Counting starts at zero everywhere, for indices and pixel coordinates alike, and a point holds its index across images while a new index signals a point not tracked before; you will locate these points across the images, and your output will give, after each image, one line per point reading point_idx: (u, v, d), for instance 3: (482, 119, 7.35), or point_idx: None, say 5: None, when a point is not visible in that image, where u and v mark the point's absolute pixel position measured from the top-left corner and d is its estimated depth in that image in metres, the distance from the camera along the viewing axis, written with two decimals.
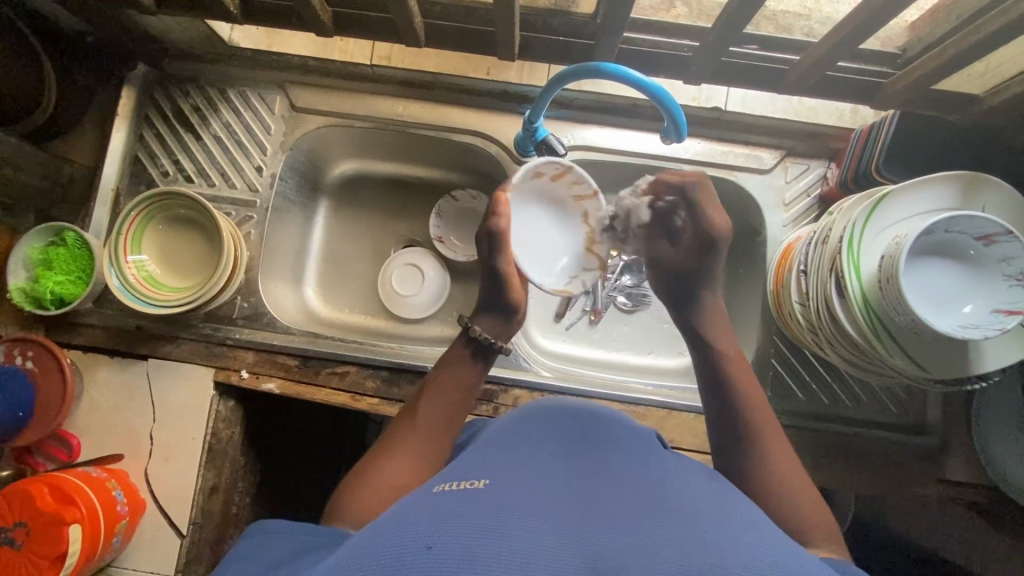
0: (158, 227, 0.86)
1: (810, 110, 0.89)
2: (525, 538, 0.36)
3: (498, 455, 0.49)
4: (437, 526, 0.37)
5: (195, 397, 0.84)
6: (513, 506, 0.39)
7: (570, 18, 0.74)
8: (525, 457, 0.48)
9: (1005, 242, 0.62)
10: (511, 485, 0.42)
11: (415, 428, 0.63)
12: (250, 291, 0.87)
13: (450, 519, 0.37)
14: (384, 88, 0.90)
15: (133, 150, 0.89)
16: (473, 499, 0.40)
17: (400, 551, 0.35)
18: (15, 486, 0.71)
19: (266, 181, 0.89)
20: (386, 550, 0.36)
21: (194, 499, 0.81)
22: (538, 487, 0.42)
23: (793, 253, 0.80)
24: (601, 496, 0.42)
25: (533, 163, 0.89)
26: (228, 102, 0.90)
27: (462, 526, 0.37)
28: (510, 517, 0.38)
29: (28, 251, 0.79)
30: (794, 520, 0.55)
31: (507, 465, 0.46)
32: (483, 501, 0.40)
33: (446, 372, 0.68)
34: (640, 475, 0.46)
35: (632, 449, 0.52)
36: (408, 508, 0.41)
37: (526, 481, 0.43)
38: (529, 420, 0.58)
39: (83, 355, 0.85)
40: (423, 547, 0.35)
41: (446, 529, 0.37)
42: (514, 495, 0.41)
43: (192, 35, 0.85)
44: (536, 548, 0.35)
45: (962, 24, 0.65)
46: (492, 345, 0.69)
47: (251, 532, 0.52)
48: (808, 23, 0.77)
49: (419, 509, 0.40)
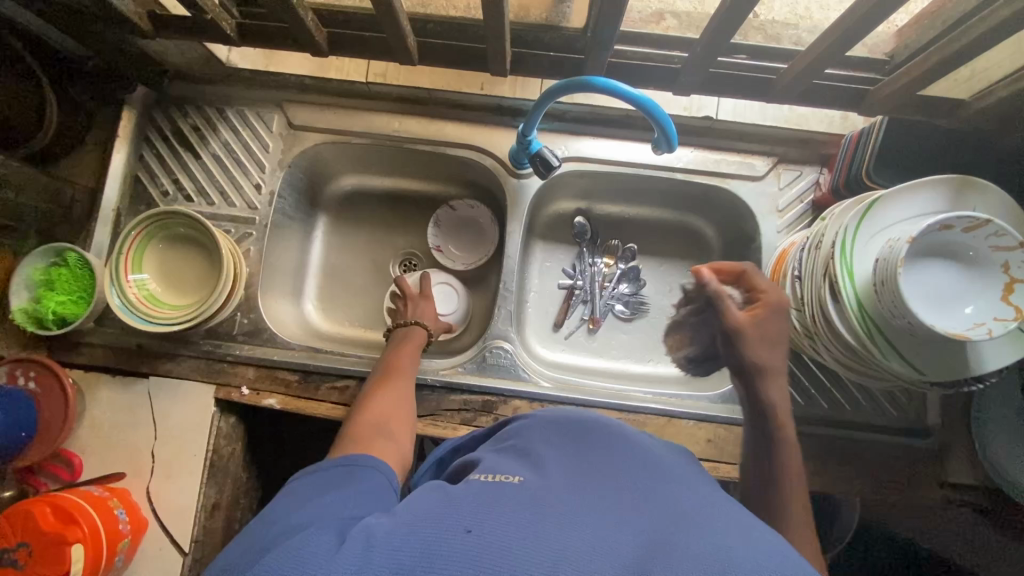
0: (158, 246, 0.86)
1: (800, 118, 0.91)
2: (557, 529, 0.38)
3: (522, 457, 0.51)
4: (477, 515, 0.39)
5: (197, 413, 0.84)
6: (543, 503, 0.41)
7: (561, 33, 0.76)
8: (547, 458, 0.50)
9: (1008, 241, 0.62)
10: (540, 484, 0.44)
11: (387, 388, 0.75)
12: (249, 307, 0.88)
13: (486, 509, 0.40)
14: (380, 104, 0.91)
15: (134, 169, 0.91)
16: (505, 495, 0.42)
17: (439, 534, 0.38)
18: (17, 507, 0.71)
19: (264, 199, 0.90)
20: (425, 533, 0.38)
21: (196, 516, 0.82)
22: (567, 486, 0.44)
23: (786, 260, 0.81)
24: (620, 494, 0.43)
25: (528, 175, 0.90)
26: (226, 121, 0.92)
27: (495, 515, 0.39)
28: (540, 512, 0.40)
29: (29, 273, 0.80)
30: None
31: (536, 466, 0.48)
32: (518, 497, 0.42)
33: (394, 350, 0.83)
34: (655, 478, 0.47)
35: (652, 453, 0.53)
36: (447, 496, 0.43)
37: (555, 482, 0.45)
38: (550, 426, 0.59)
39: (85, 374, 0.85)
40: (462, 530, 0.38)
41: (483, 516, 0.39)
42: (540, 493, 0.43)
43: (191, 57, 0.87)
44: (562, 538, 0.37)
45: (945, 32, 0.67)
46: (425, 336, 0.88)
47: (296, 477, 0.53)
48: (796, 32, 0.78)
49: (458, 496, 0.43)
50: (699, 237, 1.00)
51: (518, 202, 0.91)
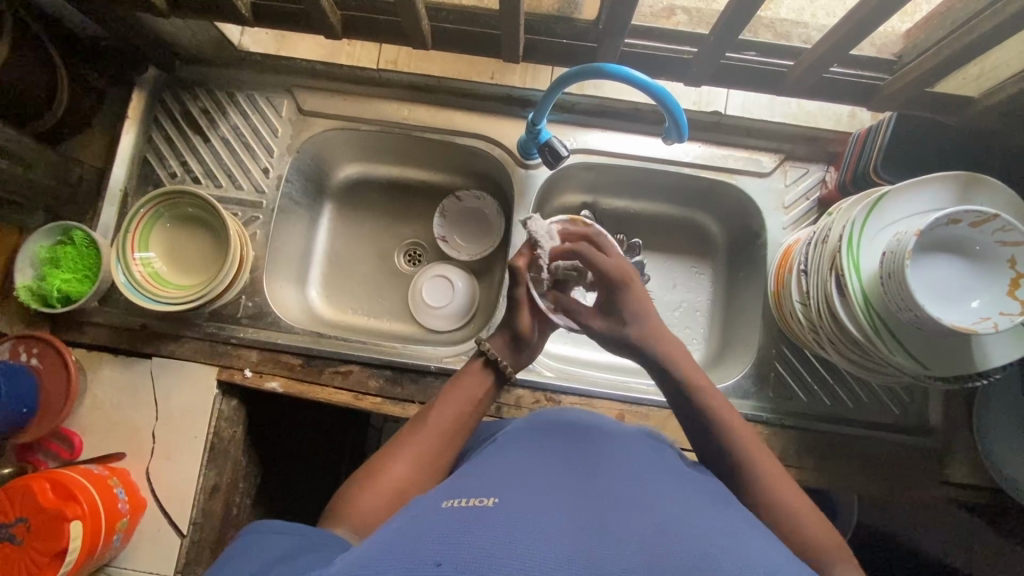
0: (165, 227, 0.86)
1: (808, 114, 0.90)
2: (538, 554, 0.38)
3: (502, 474, 0.51)
4: (449, 545, 0.39)
5: (199, 394, 0.84)
6: (521, 524, 0.41)
7: (573, 23, 0.76)
8: (527, 477, 0.50)
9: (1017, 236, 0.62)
10: (518, 505, 0.44)
11: (423, 434, 0.63)
12: (254, 291, 0.88)
13: (458, 536, 0.40)
14: (390, 92, 0.92)
15: (142, 151, 0.91)
16: (482, 518, 0.42)
17: (413, 565, 0.38)
18: (17, 481, 0.71)
19: (272, 183, 0.91)
20: (395, 563, 0.38)
21: (195, 498, 0.81)
22: (546, 508, 0.44)
23: (792, 255, 0.81)
24: (602, 510, 0.44)
25: (536, 166, 0.90)
26: (236, 105, 0.92)
27: (469, 543, 0.39)
28: (519, 535, 0.40)
29: (35, 250, 0.80)
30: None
31: (517, 483, 0.48)
32: (493, 519, 0.42)
33: (458, 385, 0.69)
34: (641, 491, 0.48)
35: (637, 466, 0.54)
36: (421, 523, 0.43)
37: (536, 498, 0.45)
38: (534, 437, 0.59)
39: (87, 353, 0.85)
40: (432, 563, 0.38)
41: (454, 546, 0.39)
42: (519, 514, 0.43)
43: (203, 40, 0.87)
44: (539, 565, 0.38)
45: (955, 28, 0.67)
46: (505, 368, 0.71)
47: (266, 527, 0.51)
48: (806, 30, 0.78)
49: (424, 524, 0.42)
50: (703, 233, 1.00)
51: (525, 192, 0.91)
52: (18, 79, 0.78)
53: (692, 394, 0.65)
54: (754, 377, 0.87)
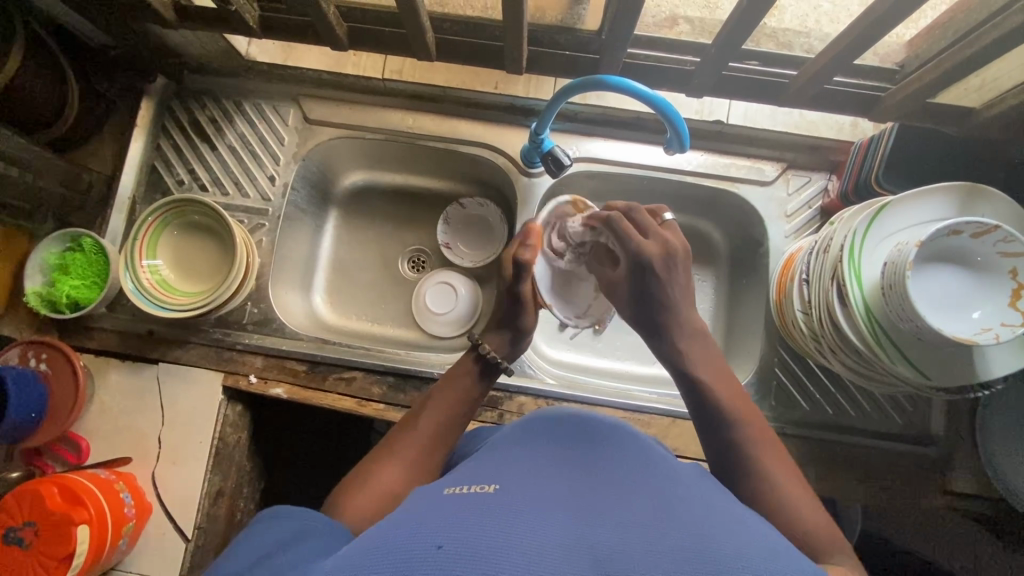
0: (173, 234, 0.87)
1: (810, 123, 0.91)
2: (536, 536, 0.39)
3: (505, 463, 0.52)
4: (449, 530, 0.40)
5: (204, 400, 0.85)
6: (520, 509, 0.42)
7: (576, 34, 0.77)
8: (531, 465, 0.51)
9: (1017, 247, 0.62)
10: (520, 490, 0.45)
11: (414, 434, 0.64)
12: (260, 297, 0.89)
13: (458, 522, 0.41)
14: (394, 101, 0.93)
15: (151, 159, 0.92)
16: (484, 505, 0.43)
17: (414, 551, 0.38)
18: (25, 486, 0.72)
19: (278, 191, 0.92)
20: (396, 551, 0.39)
21: (200, 502, 0.82)
22: (547, 496, 0.45)
23: (794, 264, 0.81)
24: (603, 500, 0.45)
25: (539, 174, 0.91)
26: (243, 114, 0.93)
27: (469, 527, 0.40)
28: (521, 520, 0.41)
29: (45, 257, 0.82)
30: (816, 525, 0.53)
31: (518, 471, 0.49)
32: (494, 505, 0.43)
33: (451, 384, 0.70)
34: (643, 483, 0.48)
35: (638, 456, 0.54)
36: (423, 508, 0.44)
37: (538, 489, 0.46)
38: (536, 430, 0.60)
39: (95, 358, 0.86)
40: (434, 548, 0.38)
41: (454, 531, 0.40)
42: (520, 501, 0.44)
43: (210, 49, 0.89)
44: (539, 549, 0.38)
45: (958, 40, 0.67)
46: (498, 363, 0.73)
47: (266, 515, 0.52)
48: (808, 40, 0.79)
49: (425, 513, 0.43)
50: (706, 241, 1.01)
51: (528, 200, 0.91)
52: (29, 89, 0.79)
53: (697, 403, 0.65)
54: (756, 385, 0.87)
